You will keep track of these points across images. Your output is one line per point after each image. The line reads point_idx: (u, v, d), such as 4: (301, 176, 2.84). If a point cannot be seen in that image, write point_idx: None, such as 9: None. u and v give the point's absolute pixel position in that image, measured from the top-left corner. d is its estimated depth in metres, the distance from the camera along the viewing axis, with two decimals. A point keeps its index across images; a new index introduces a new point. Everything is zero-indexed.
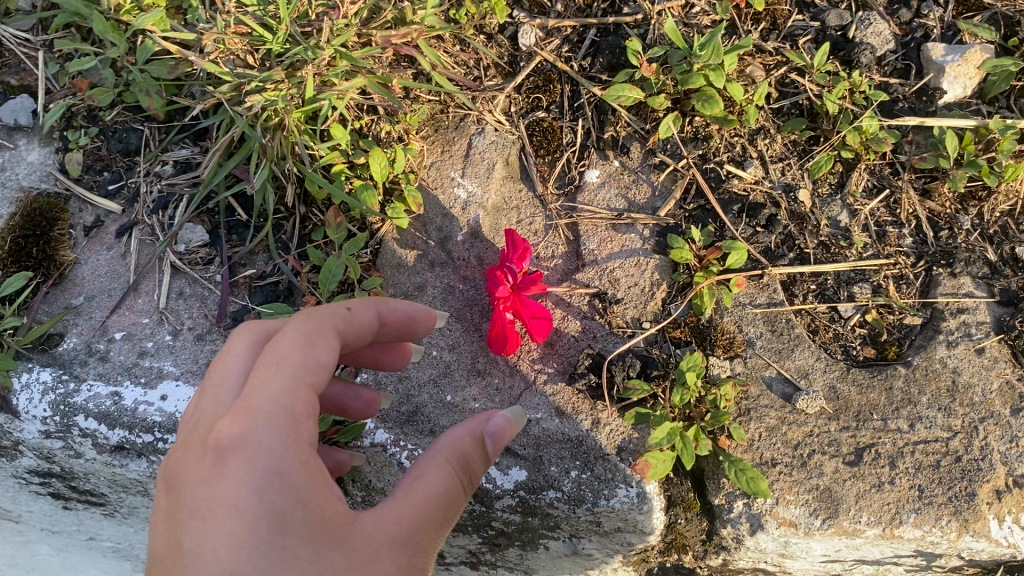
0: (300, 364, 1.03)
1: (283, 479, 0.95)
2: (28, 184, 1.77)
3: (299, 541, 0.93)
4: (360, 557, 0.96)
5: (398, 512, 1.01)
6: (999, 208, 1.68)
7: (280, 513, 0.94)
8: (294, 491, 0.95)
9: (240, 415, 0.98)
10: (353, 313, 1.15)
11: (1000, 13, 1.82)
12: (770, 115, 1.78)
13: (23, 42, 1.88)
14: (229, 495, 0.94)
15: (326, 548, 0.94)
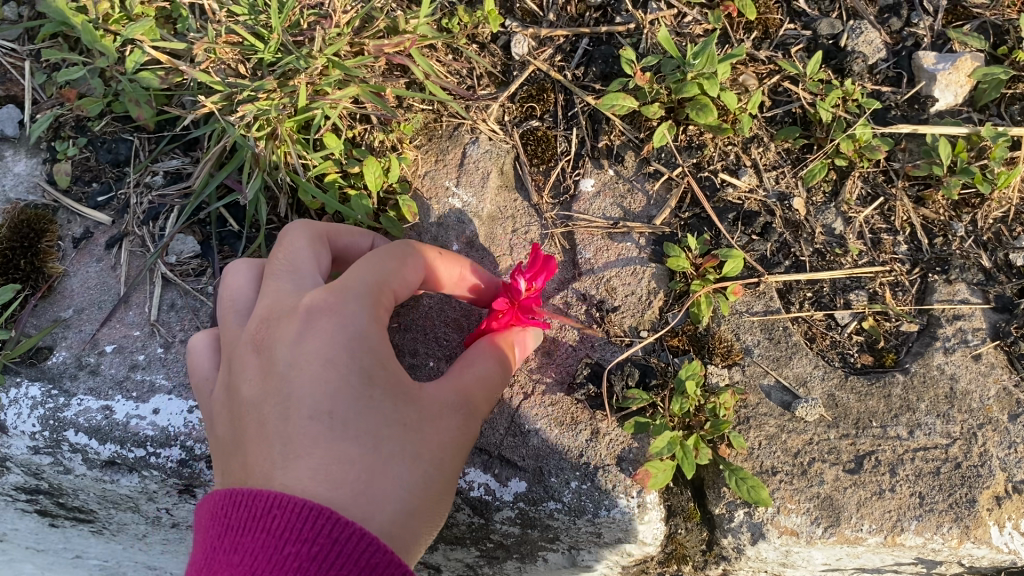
0: (384, 270, 1.32)
1: (375, 337, 1.23)
2: (15, 196, 1.74)
3: (382, 391, 1.20)
4: (427, 410, 1.25)
5: (454, 386, 1.31)
6: (992, 215, 1.69)
7: (366, 366, 1.20)
8: (382, 348, 1.24)
9: (336, 289, 1.26)
10: (439, 257, 1.45)
11: (988, 22, 1.84)
12: (763, 124, 1.79)
13: (9, 53, 1.86)
14: (323, 352, 1.19)
15: (403, 398, 1.23)
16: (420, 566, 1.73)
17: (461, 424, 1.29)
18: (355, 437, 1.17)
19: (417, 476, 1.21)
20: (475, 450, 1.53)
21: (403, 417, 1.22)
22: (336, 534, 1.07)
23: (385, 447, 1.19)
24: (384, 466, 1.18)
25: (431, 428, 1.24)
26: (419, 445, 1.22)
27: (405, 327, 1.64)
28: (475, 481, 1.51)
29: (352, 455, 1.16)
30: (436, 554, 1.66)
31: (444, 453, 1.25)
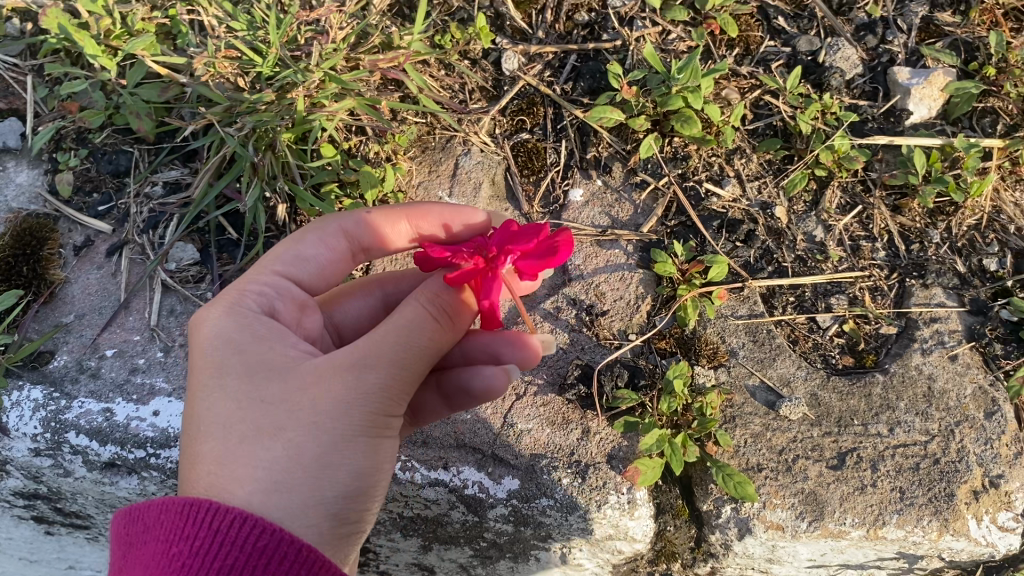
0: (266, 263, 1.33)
1: (236, 326, 1.19)
2: (17, 205, 1.79)
3: (235, 375, 1.12)
4: (298, 374, 1.10)
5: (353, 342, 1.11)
6: (966, 222, 1.76)
7: (219, 359, 1.15)
8: (239, 335, 1.17)
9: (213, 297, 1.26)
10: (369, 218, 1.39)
11: (960, 39, 1.92)
12: (746, 136, 1.85)
13: (12, 68, 1.90)
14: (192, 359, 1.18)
15: (270, 373, 1.12)
16: (414, 568, 1.76)
17: (352, 379, 1.08)
18: (207, 430, 1.10)
19: (284, 447, 1.06)
20: (469, 449, 1.57)
21: (263, 393, 1.10)
22: (214, 524, 1.02)
23: (241, 429, 1.08)
24: (240, 450, 1.07)
25: (301, 393, 1.09)
26: (285, 418, 1.08)
27: None
28: (469, 479, 1.54)
29: (205, 449, 1.09)
30: (431, 554, 1.69)
31: (322, 416, 1.07)
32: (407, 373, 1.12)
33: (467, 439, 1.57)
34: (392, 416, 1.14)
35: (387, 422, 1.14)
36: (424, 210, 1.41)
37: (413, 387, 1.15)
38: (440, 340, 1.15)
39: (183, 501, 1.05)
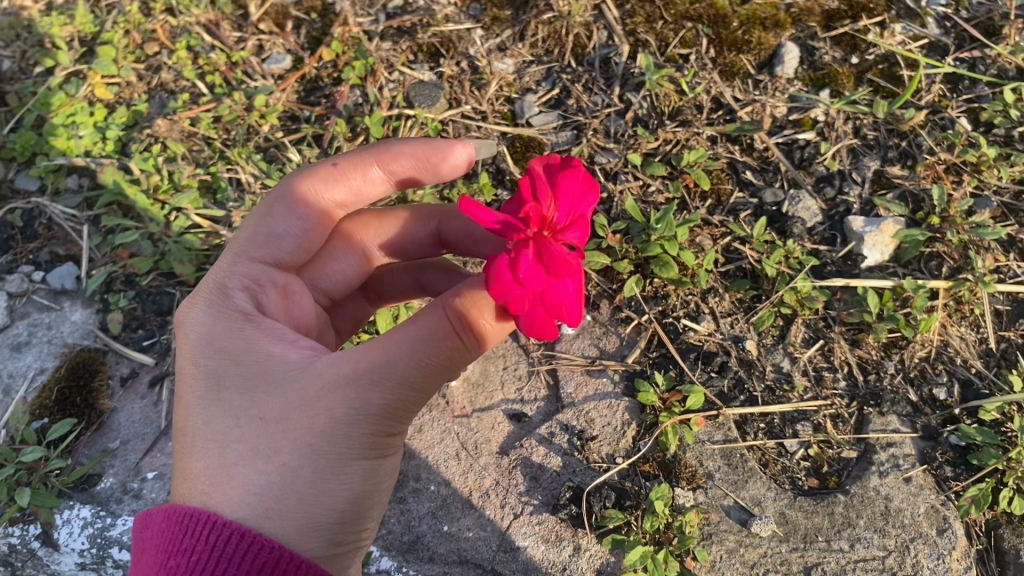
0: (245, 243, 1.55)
1: (228, 335, 1.39)
2: (71, 340, 2.01)
3: (232, 391, 1.33)
4: (296, 394, 1.29)
5: (352, 362, 1.29)
6: (917, 354, 1.97)
7: (221, 375, 1.35)
8: (234, 344, 1.38)
9: (200, 291, 1.48)
10: (337, 166, 1.61)
11: (908, 191, 2.19)
12: (719, 276, 2.08)
13: (71, 218, 2.16)
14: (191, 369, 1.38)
15: (268, 389, 1.32)
16: None
17: (355, 401, 1.26)
18: (206, 445, 1.31)
19: (280, 467, 1.27)
20: (470, 564, 1.77)
21: (260, 409, 1.30)
22: (212, 539, 1.23)
23: (241, 447, 1.29)
24: (236, 464, 1.28)
25: (295, 414, 1.28)
26: (280, 438, 1.27)
27: (410, 454, 1.89)
28: None
29: (203, 463, 1.31)
30: None
31: (316, 441, 1.27)
32: (407, 396, 1.29)
33: (469, 555, 1.78)
34: (389, 434, 1.33)
35: (382, 441, 1.33)
36: (391, 152, 1.62)
37: (410, 408, 1.32)
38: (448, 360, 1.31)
39: (187, 513, 1.26)
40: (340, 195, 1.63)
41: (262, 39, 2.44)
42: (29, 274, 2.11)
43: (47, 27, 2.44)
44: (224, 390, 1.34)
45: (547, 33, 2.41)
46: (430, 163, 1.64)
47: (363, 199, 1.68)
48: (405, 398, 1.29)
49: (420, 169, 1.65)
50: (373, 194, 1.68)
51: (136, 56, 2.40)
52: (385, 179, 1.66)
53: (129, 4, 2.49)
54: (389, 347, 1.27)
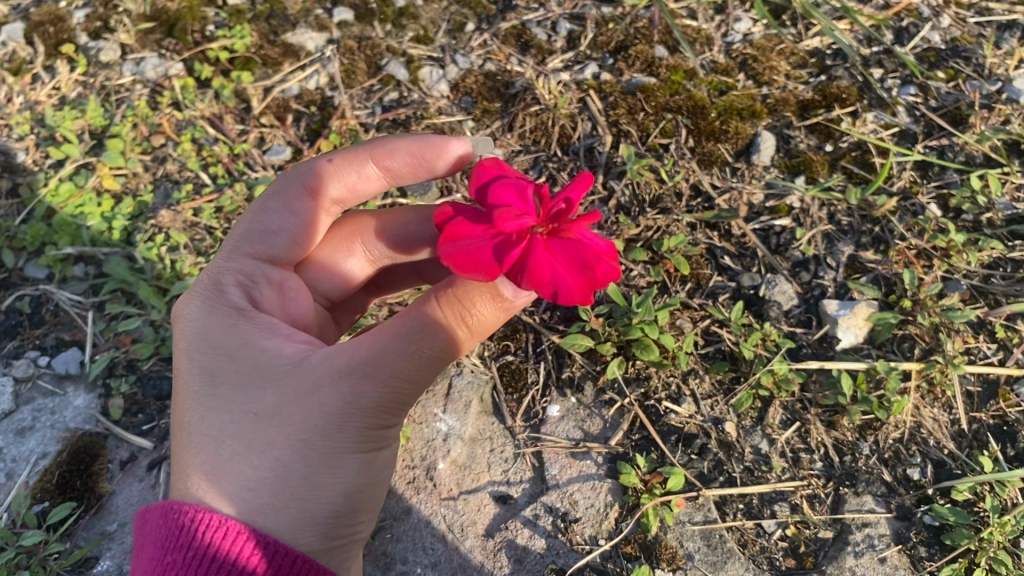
0: (244, 242, 1.78)
1: (227, 333, 1.59)
2: (74, 424, 2.08)
3: (228, 389, 1.52)
4: (289, 392, 1.47)
5: (341, 359, 1.47)
6: (891, 435, 2.03)
7: (220, 374, 1.54)
8: (231, 340, 1.58)
9: (199, 287, 1.69)
10: (332, 162, 1.85)
11: (880, 275, 2.27)
12: (699, 358, 2.15)
13: (77, 304, 2.25)
14: (190, 367, 1.57)
15: (262, 385, 1.50)
16: None
17: (344, 398, 1.44)
18: (204, 441, 1.49)
19: (275, 461, 1.45)
20: None
21: (255, 404, 1.49)
22: (211, 536, 1.42)
23: (236, 444, 1.47)
24: (231, 459, 1.46)
25: (287, 410, 1.46)
26: (273, 432, 1.46)
27: (397, 537, 1.94)
28: None
29: (200, 458, 1.49)
30: None
31: (307, 435, 1.45)
32: (392, 396, 1.46)
33: None
34: (379, 428, 1.51)
35: (372, 435, 1.51)
36: (387, 150, 1.84)
37: (399, 405, 1.50)
38: (439, 356, 1.47)
39: (188, 508, 1.45)
40: (337, 195, 1.87)
41: (264, 132, 2.59)
42: (35, 359, 2.19)
43: (58, 121, 2.56)
44: (222, 387, 1.53)
45: (535, 125, 2.58)
46: (421, 156, 1.85)
47: (360, 193, 1.90)
48: (393, 396, 1.46)
49: (414, 157, 1.85)
50: (370, 187, 1.91)
51: (143, 148, 2.53)
52: (380, 175, 1.88)
53: (140, 100, 2.65)
54: (377, 348, 1.45)
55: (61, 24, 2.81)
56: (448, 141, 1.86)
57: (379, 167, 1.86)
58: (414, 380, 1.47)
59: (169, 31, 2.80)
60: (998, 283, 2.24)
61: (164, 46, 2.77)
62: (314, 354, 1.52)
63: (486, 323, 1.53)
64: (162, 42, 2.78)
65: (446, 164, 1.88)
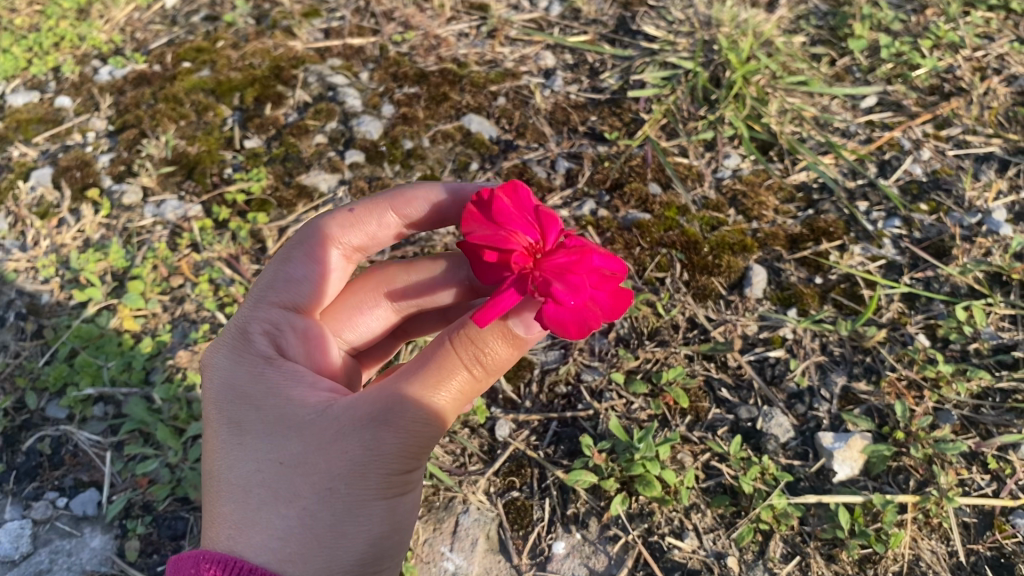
0: (268, 292, 1.93)
1: (254, 382, 1.71)
2: (90, 566, 2.13)
3: (254, 439, 1.62)
4: (314, 441, 1.57)
5: (364, 408, 1.57)
6: (889, 568, 2.08)
7: (249, 426, 1.65)
8: (257, 387, 1.70)
9: (226, 336, 1.82)
10: (353, 213, 2.10)
11: (873, 405, 2.34)
12: (700, 492, 2.21)
13: (95, 443, 2.33)
14: (221, 419, 1.69)
15: (287, 435, 1.61)
16: None
17: (368, 444, 1.54)
18: (236, 491, 1.60)
19: (301, 509, 1.54)
20: None
21: (280, 455, 1.59)
22: None
23: (264, 492, 1.57)
24: (259, 509, 1.56)
25: (311, 459, 1.56)
26: (298, 481, 1.56)
27: None
28: None
29: (231, 509, 1.59)
30: None
31: (330, 481, 1.54)
32: (413, 442, 1.56)
33: None
34: (403, 475, 1.59)
35: (395, 483, 1.58)
36: (403, 200, 2.09)
37: (422, 450, 1.59)
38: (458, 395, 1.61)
39: (218, 557, 1.54)
40: (357, 238, 2.11)
41: None
42: (53, 500, 2.25)
43: (82, 264, 2.69)
44: (250, 437, 1.63)
45: None
46: (441, 199, 2.10)
47: (379, 239, 2.15)
48: (413, 441, 1.56)
49: (431, 201, 2.10)
50: (389, 233, 2.15)
51: (162, 288, 2.64)
52: (397, 223, 2.13)
53: (159, 241, 2.77)
54: (395, 394, 1.56)
55: (87, 169, 3.00)
56: (464, 187, 2.12)
57: (397, 209, 2.10)
58: (433, 425, 1.57)
59: (189, 174, 2.96)
60: (988, 413, 2.31)
61: (184, 188, 2.93)
62: (336, 403, 1.62)
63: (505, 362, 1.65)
64: (181, 185, 2.94)
65: (460, 207, 2.14)
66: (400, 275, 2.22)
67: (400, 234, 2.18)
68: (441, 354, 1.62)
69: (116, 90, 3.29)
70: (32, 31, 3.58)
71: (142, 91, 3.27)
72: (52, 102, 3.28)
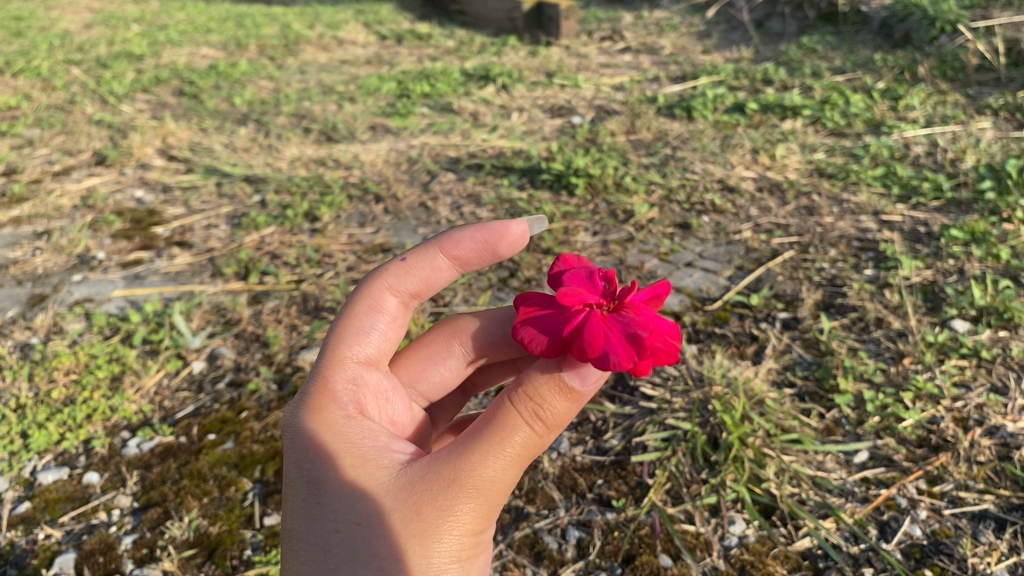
0: (340, 360, 2.60)
1: (338, 449, 2.32)
2: None
3: (341, 502, 2.19)
4: (395, 506, 2.16)
5: (438, 476, 2.18)
6: None
7: (336, 491, 2.22)
8: (340, 451, 2.31)
9: (311, 410, 2.44)
10: (409, 262, 2.73)
11: None
12: None
13: None
14: (310, 482, 2.26)
15: (365, 498, 2.20)
16: None
17: (443, 508, 2.14)
18: (326, 543, 2.13)
19: (386, 557, 2.09)
20: None
21: (364, 515, 2.16)
22: None
23: (350, 545, 2.11)
24: (346, 562, 2.08)
25: (390, 519, 2.14)
26: (376, 537, 2.12)
27: None
28: None
29: (320, 561, 2.10)
30: None
31: (404, 540, 2.11)
32: (480, 504, 2.18)
33: None
34: (469, 535, 2.19)
35: (461, 542, 2.17)
36: (450, 239, 2.74)
37: (488, 509, 2.20)
38: (517, 458, 2.20)
39: None
40: (413, 283, 2.73)
41: None
42: None
43: None
44: (338, 497, 2.21)
45: None
46: (484, 238, 2.72)
47: (433, 282, 2.78)
48: (475, 504, 2.17)
49: (476, 241, 2.73)
50: (441, 275, 2.79)
51: None
52: (450, 263, 2.78)
53: None
54: (459, 463, 2.18)
55: (110, 552, 3.08)
56: (506, 225, 2.74)
57: (447, 252, 2.75)
58: (491, 488, 2.18)
59: (209, 554, 3.04)
60: None
61: (203, 569, 3.00)
62: (410, 474, 2.23)
63: (561, 418, 2.25)
64: (201, 566, 3.00)
65: (502, 241, 2.75)
66: (467, 327, 3.01)
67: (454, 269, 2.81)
68: (496, 420, 2.22)
69: (143, 464, 3.47)
70: (67, 403, 3.80)
71: (167, 464, 3.45)
72: (80, 478, 3.43)
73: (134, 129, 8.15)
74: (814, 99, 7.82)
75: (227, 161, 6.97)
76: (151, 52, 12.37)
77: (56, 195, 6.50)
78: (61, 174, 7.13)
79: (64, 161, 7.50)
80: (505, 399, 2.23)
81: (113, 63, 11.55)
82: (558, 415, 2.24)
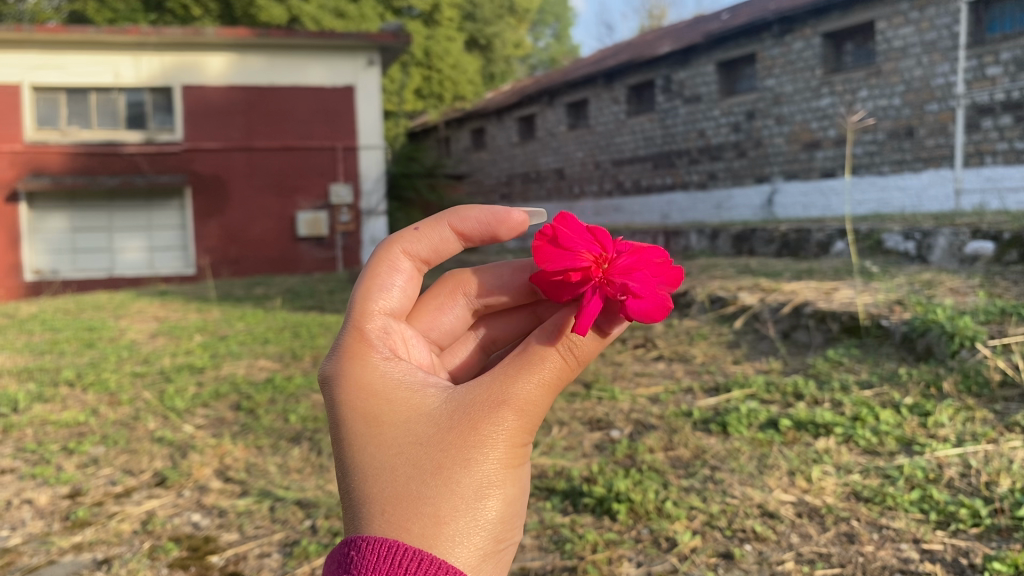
0: (366, 299, 2.32)
1: (385, 382, 2.17)
2: None
3: (397, 436, 2.09)
4: (451, 431, 2.10)
5: (487, 398, 2.14)
6: None
7: (388, 422, 2.12)
8: (387, 384, 2.17)
9: (346, 347, 2.23)
10: (417, 230, 2.39)
11: None
12: None
13: None
14: (359, 422, 2.12)
15: (421, 427, 2.11)
16: None
17: (497, 429, 2.11)
18: (390, 477, 2.05)
19: (452, 480, 2.06)
20: None
21: (423, 443, 2.08)
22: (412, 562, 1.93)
23: (412, 476, 2.05)
24: (413, 490, 2.03)
25: (448, 445, 2.08)
26: (436, 458, 2.07)
27: None
28: None
29: (387, 495, 2.03)
30: None
31: (465, 457, 2.08)
32: (526, 420, 2.16)
33: None
34: (519, 449, 2.17)
35: (514, 454, 2.16)
36: (462, 216, 2.40)
37: (533, 424, 2.18)
38: (551, 382, 2.19)
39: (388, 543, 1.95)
40: (424, 250, 2.38)
41: None
42: None
43: None
44: (392, 433, 2.10)
45: None
46: (487, 221, 2.36)
47: (443, 254, 2.42)
48: (521, 420, 2.15)
49: (482, 223, 2.37)
50: (449, 247, 2.43)
51: None
52: (455, 238, 2.42)
53: None
54: (501, 386, 2.16)
55: None
56: (509, 211, 2.36)
57: (454, 226, 2.40)
58: (530, 408, 2.17)
59: None
60: None
61: None
62: (459, 399, 2.15)
63: (587, 352, 2.24)
64: None
65: (506, 227, 2.36)
66: (474, 276, 2.64)
67: (460, 245, 2.45)
68: (528, 351, 2.23)
69: None
70: None
71: None
72: None
73: (193, 448, 8.58)
74: (846, 415, 8.09)
75: (282, 484, 7.30)
76: (211, 364, 13.19)
77: (118, 519, 6.79)
78: (122, 496, 7.46)
79: (125, 480, 7.88)
80: (539, 341, 2.24)
81: (175, 377, 12.31)
82: (588, 354, 2.24)
